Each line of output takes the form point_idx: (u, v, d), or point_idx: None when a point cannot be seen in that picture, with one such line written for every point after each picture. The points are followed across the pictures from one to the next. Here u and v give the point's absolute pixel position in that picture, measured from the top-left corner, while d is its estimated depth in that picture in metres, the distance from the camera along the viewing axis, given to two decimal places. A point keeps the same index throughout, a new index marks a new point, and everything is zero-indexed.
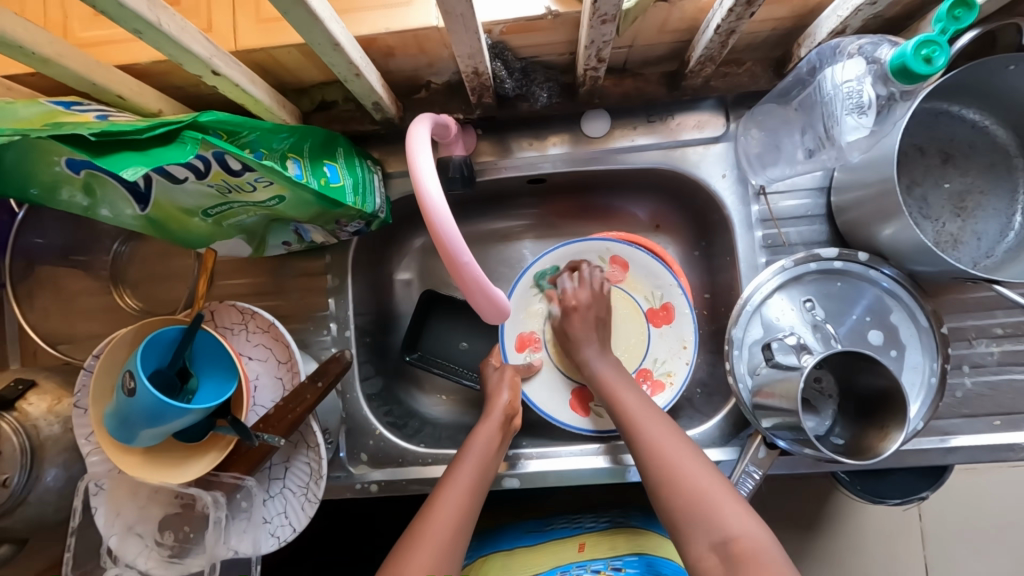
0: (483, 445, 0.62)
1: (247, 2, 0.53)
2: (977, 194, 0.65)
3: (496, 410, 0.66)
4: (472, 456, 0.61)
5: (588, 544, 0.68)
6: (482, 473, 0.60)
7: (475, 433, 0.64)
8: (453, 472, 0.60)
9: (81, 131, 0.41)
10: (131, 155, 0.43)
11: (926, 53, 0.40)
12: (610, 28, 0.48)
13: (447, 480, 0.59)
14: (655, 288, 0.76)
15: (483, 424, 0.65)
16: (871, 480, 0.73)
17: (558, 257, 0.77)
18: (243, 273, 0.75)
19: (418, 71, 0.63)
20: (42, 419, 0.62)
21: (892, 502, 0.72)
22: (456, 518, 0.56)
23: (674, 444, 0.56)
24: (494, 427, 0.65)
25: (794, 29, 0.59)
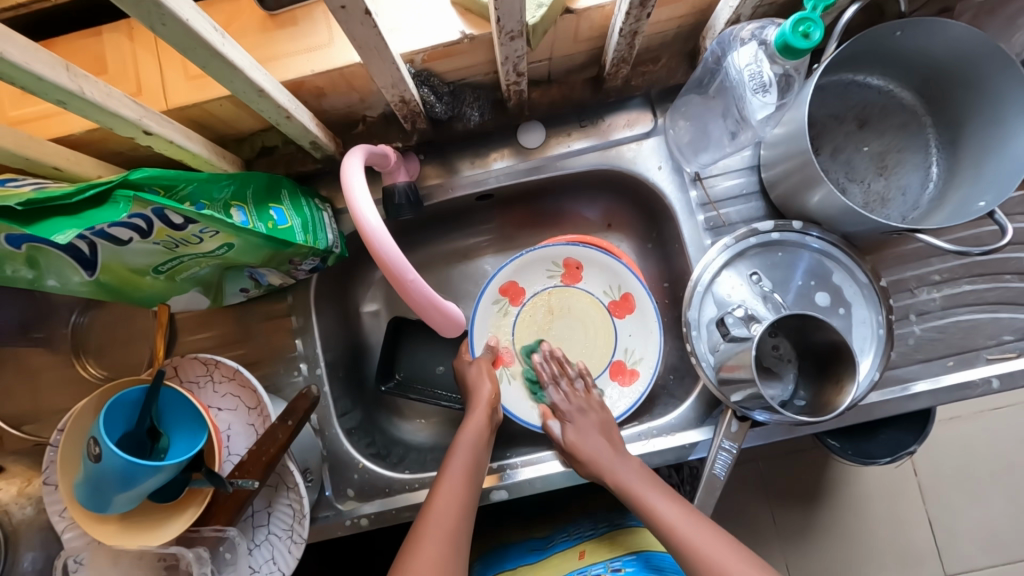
0: (471, 437, 0.65)
1: (174, 63, 0.55)
2: (895, 152, 0.69)
3: (482, 395, 0.69)
4: (461, 454, 0.63)
5: (588, 551, 0.67)
6: (474, 464, 0.63)
7: (463, 430, 0.66)
8: (447, 465, 0.63)
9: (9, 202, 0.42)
10: (62, 219, 0.44)
11: (804, 29, 0.44)
12: (520, 43, 0.51)
13: (441, 477, 0.61)
14: (611, 281, 0.78)
15: (472, 418, 0.67)
16: (860, 443, 0.75)
17: (517, 266, 0.79)
18: (207, 326, 0.74)
19: (352, 107, 0.65)
20: (12, 504, 0.63)
21: (882, 461, 0.74)
22: (457, 507, 0.59)
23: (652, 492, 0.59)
24: (483, 416, 0.67)
25: (698, 23, 0.64)
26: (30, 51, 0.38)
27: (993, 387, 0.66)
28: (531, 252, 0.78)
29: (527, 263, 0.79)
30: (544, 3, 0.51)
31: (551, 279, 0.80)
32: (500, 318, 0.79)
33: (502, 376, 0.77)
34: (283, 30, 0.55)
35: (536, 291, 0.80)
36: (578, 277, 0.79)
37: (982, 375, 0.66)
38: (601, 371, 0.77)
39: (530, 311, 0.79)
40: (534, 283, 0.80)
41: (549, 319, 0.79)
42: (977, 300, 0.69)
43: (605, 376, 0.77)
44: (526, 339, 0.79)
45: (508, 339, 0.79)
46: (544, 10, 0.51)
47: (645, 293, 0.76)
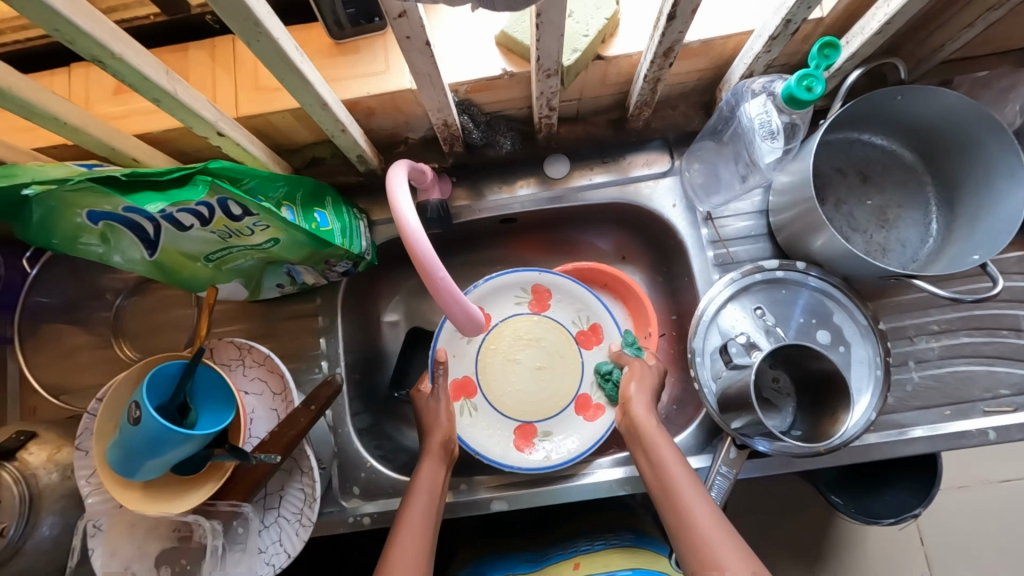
0: (428, 484, 0.63)
1: (247, 77, 0.62)
2: (896, 207, 0.74)
3: (433, 443, 0.68)
4: (419, 502, 0.61)
5: (582, 563, 0.68)
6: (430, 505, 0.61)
7: (418, 476, 0.64)
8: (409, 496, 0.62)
9: (115, 172, 0.48)
10: (151, 194, 0.50)
11: (807, 83, 0.49)
12: (555, 80, 0.57)
13: (400, 528, 0.58)
14: (580, 311, 0.81)
15: (425, 463, 0.65)
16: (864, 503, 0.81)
17: (487, 291, 0.80)
18: (240, 319, 0.80)
19: (396, 128, 0.72)
20: (41, 468, 0.66)
21: (885, 522, 0.79)
22: (419, 554, 0.56)
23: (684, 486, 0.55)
24: (436, 466, 0.65)
25: (716, 77, 0.70)
26: (142, 56, 0.44)
27: (988, 439, 0.68)
28: (501, 277, 0.80)
29: (495, 289, 0.81)
30: (578, 49, 0.58)
31: (519, 306, 0.81)
32: (461, 346, 0.79)
33: (463, 409, 0.77)
34: (345, 57, 0.62)
35: (503, 317, 0.81)
36: (547, 304, 0.81)
37: (978, 426, 0.68)
38: (565, 407, 0.78)
39: (495, 340, 0.80)
40: (502, 310, 0.81)
41: (514, 348, 0.80)
42: (974, 353, 0.72)
43: (570, 411, 0.78)
44: (489, 370, 0.79)
45: (468, 370, 0.79)
46: (578, 55, 0.58)
47: (613, 324, 0.80)
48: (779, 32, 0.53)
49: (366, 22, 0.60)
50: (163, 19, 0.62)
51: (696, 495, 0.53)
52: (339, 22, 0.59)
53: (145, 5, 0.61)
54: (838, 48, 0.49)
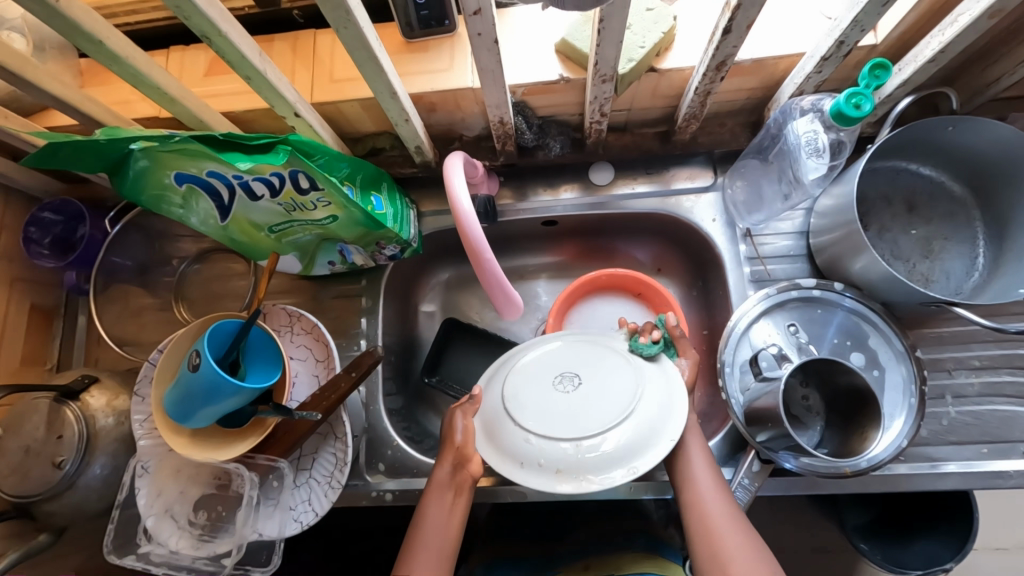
0: (442, 512, 0.59)
1: (324, 67, 0.68)
2: (941, 239, 0.73)
3: (438, 475, 0.60)
4: (426, 529, 0.58)
5: (592, 566, 0.70)
6: (440, 538, 0.58)
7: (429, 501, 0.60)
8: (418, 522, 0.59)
9: (213, 132, 0.53)
10: (239, 155, 0.54)
11: (855, 101, 0.51)
12: (609, 86, 0.60)
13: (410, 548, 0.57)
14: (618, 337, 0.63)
15: (430, 498, 0.60)
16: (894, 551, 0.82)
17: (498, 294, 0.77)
18: (289, 294, 0.85)
19: (453, 125, 0.76)
20: (100, 411, 0.71)
21: (913, 571, 0.79)
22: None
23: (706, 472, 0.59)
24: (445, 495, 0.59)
25: (765, 97, 0.72)
26: (244, 37, 0.50)
27: None
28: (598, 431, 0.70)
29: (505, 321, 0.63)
30: (634, 59, 0.61)
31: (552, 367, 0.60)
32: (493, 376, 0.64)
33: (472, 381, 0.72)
34: (414, 55, 0.67)
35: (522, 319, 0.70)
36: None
37: (1016, 467, 0.66)
38: None
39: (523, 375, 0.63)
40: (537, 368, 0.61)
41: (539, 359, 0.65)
42: (1016, 393, 0.70)
43: None
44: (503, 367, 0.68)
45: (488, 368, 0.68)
46: (633, 64, 0.61)
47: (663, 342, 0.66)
48: (831, 53, 0.55)
49: (437, 23, 0.65)
50: (256, 11, 0.68)
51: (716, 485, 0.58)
52: (411, 22, 0.64)
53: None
54: (889, 69, 0.51)
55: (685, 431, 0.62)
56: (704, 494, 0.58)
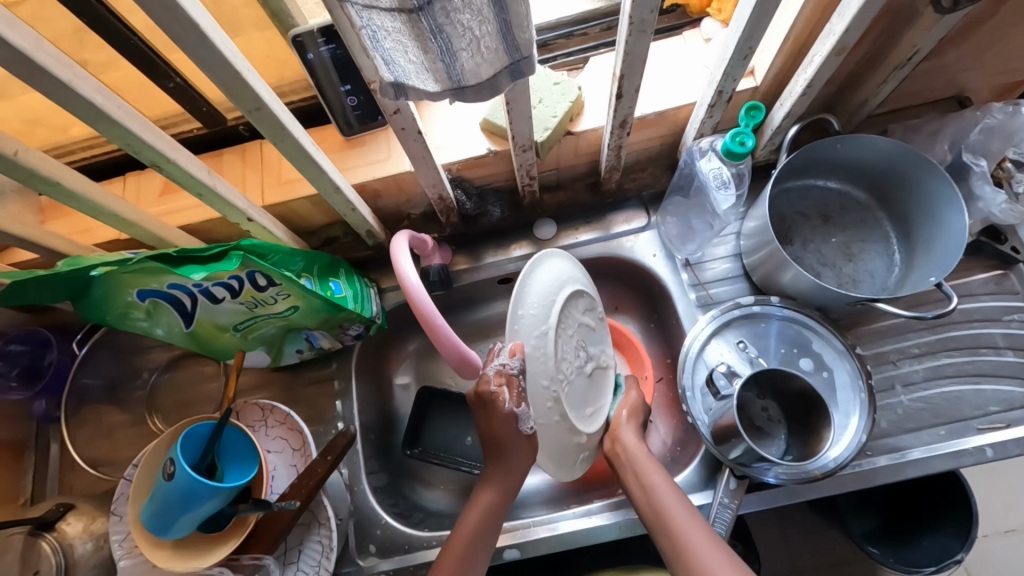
0: (477, 514, 0.63)
1: (271, 172, 0.73)
2: (859, 242, 0.80)
3: (496, 477, 0.65)
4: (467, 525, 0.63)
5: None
6: (488, 524, 0.63)
7: (470, 505, 0.64)
8: (464, 515, 0.64)
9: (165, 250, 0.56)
10: (192, 266, 0.58)
11: (739, 139, 0.63)
12: (530, 154, 0.67)
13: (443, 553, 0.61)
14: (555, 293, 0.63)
15: (483, 494, 0.65)
16: (903, 552, 0.84)
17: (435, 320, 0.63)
18: (263, 387, 0.86)
19: (400, 206, 0.82)
20: (78, 538, 0.69)
21: (928, 569, 0.80)
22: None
23: (685, 520, 0.58)
24: (491, 494, 0.64)
25: (675, 141, 0.80)
26: (191, 160, 0.55)
27: (986, 456, 0.69)
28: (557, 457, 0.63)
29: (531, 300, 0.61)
30: (548, 127, 0.68)
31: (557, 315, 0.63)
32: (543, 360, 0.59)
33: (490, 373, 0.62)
34: (354, 149, 0.73)
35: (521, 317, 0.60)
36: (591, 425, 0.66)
37: (974, 443, 0.70)
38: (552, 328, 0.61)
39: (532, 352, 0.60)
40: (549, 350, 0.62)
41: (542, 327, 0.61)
42: (957, 373, 0.74)
43: None
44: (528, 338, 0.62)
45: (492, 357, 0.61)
46: (549, 132, 0.68)
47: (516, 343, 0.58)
48: (715, 101, 0.63)
49: (371, 120, 0.71)
50: (203, 131, 0.74)
51: (692, 521, 0.58)
52: (350, 122, 0.71)
53: (190, 121, 0.73)
54: (759, 110, 0.65)
55: (655, 480, 0.63)
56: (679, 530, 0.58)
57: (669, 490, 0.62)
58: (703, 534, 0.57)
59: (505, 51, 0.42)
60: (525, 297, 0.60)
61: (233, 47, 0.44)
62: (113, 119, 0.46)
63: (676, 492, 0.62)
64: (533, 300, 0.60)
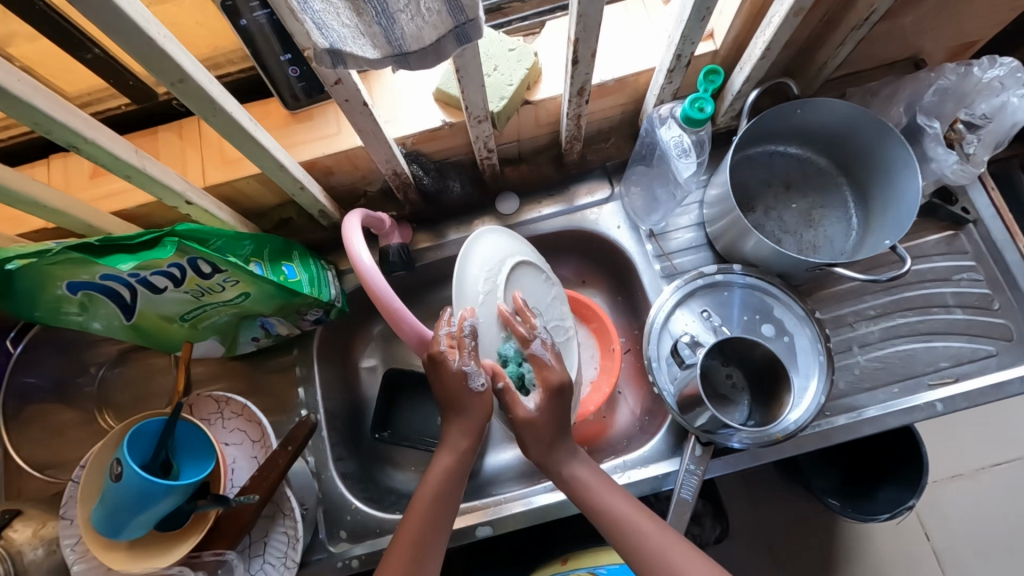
0: (441, 468, 0.60)
1: (211, 150, 0.68)
2: (818, 208, 0.81)
3: (455, 439, 0.61)
4: (430, 480, 0.59)
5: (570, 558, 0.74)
6: (448, 488, 0.59)
7: (435, 462, 0.61)
8: (427, 475, 0.60)
9: (92, 238, 0.52)
10: (124, 255, 0.54)
11: (699, 105, 0.61)
12: (486, 125, 0.64)
13: (406, 517, 0.58)
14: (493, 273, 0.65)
15: (438, 457, 0.60)
16: (863, 505, 0.88)
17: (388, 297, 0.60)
18: (220, 378, 0.83)
19: (355, 183, 0.78)
20: (26, 544, 0.66)
21: (882, 516, 0.84)
22: (417, 532, 0.57)
23: (616, 497, 0.59)
24: (453, 449, 0.60)
25: (637, 109, 0.78)
26: (114, 139, 0.50)
27: (936, 411, 0.72)
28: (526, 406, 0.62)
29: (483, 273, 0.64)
30: (504, 97, 0.65)
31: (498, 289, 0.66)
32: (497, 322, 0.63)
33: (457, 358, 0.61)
34: (301, 124, 0.69)
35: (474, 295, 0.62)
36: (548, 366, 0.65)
37: (925, 399, 0.72)
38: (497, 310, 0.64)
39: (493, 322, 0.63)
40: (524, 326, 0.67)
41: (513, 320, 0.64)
42: (910, 332, 0.77)
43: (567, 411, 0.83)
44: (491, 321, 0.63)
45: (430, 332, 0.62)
46: (505, 102, 0.65)
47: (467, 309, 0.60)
48: (674, 66, 0.62)
49: (316, 92, 0.67)
50: (133, 107, 0.69)
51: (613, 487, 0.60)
52: (294, 94, 0.67)
53: (117, 97, 0.68)
54: (717, 75, 0.65)
55: (568, 458, 0.62)
56: (617, 507, 0.58)
57: (601, 479, 0.61)
58: (639, 511, 0.58)
59: (449, 13, 0.39)
60: (473, 260, 0.64)
61: (146, 11, 0.40)
62: (15, 94, 0.41)
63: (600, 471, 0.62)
64: (482, 263, 0.64)
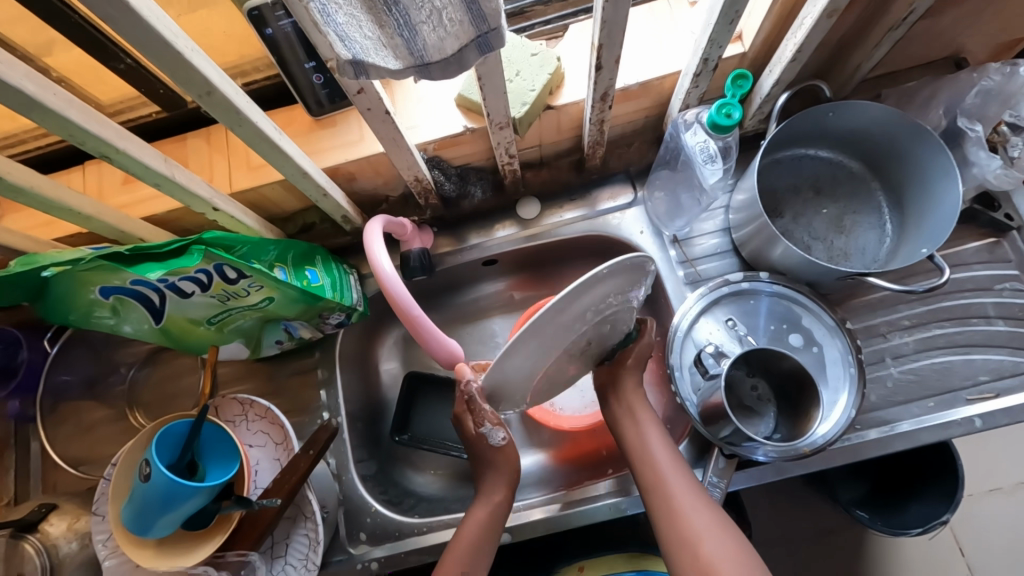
0: (481, 514, 0.64)
1: (237, 157, 0.69)
2: (850, 213, 0.78)
3: (498, 481, 0.67)
4: (469, 526, 0.63)
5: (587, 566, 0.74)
6: (485, 534, 0.63)
7: (475, 507, 0.65)
8: (465, 521, 0.64)
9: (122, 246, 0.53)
10: (153, 263, 0.56)
11: (726, 111, 0.60)
12: (508, 132, 0.64)
13: (450, 549, 0.62)
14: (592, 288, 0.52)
15: (476, 505, 0.65)
16: (893, 516, 0.85)
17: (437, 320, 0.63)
18: (245, 379, 0.84)
19: (377, 188, 0.79)
20: (62, 538, 0.68)
21: (913, 530, 0.81)
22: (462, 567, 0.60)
23: (683, 489, 0.61)
24: (494, 497, 0.65)
25: (661, 113, 0.77)
26: (143, 148, 0.52)
27: (975, 426, 0.69)
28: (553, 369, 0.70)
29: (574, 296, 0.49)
30: (527, 103, 0.64)
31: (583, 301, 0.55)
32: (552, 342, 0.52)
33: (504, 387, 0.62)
34: (324, 130, 0.70)
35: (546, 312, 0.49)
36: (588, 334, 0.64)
37: (963, 414, 0.69)
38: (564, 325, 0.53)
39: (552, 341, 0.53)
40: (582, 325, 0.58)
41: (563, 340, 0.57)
42: (948, 344, 0.74)
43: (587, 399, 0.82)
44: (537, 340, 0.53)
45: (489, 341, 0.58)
46: (527, 107, 0.65)
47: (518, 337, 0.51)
48: (701, 70, 0.60)
49: (339, 99, 0.67)
50: (163, 115, 0.70)
51: (682, 481, 0.62)
52: (318, 101, 0.67)
53: (149, 105, 0.69)
54: (747, 80, 0.62)
55: (653, 448, 0.65)
56: (675, 496, 0.60)
57: (672, 465, 0.63)
58: (694, 502, 0.60)
59: (470, 23, 0.38)
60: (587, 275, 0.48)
61: (174, 26, 0.40)
62: (49, 107, 0.42)
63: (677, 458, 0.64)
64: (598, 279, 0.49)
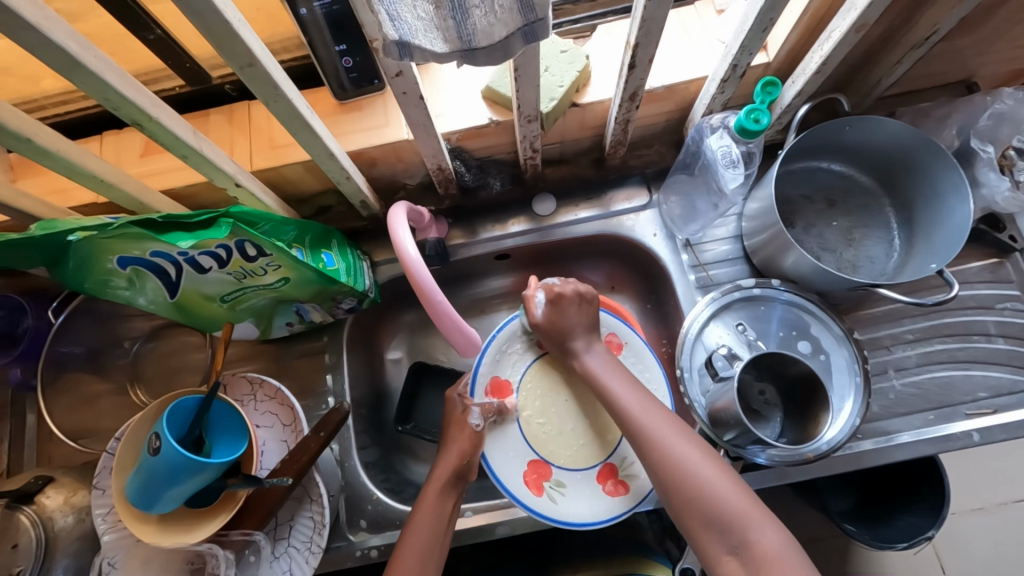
0: (429, 519, 0.61)
1: (260, 135, 0.69)
2: (860, 227, 0.79)
3: (439, 475, 0.64)
4: (421, 526, 0.61)
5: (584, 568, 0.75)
6: (437, 530, 0.61)
7: (421, 504, 0.63)
8: (413, 516, 0.63)
9: (152, 215, 0.54)
10: (180, 234, 0.56)
11: (754, 116, 0.61)
12: (535, 125, 0.64)
13: (402, 547, 0.60)
14: (644, 389, 0.72)
15: (426, 497, 0.63)
16: (879, 530, 0.85)
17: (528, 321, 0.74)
18: (252, 359, 0.84)
19: (396, 175, 0.79)
20: (58, 511, 0.67)
21: (898, 545, 0.82)
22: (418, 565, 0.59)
23: (679, 440, 0.58)
24: (436, 495, 0.63)
25: (682, 116, 0.78)
26: (174, 118, 0.51)
27: (972, 441, 0.70)
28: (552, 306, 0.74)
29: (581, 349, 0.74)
30: (555, 98, 0.65)
31: None
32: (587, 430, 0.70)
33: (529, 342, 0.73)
34: (349, 114, 0.70)
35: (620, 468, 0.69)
36: (618, 358, 0.74)
37: (963, 428, 0.71)
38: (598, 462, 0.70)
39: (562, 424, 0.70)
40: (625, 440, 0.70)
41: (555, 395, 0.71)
42: (949, 359, 0.75)
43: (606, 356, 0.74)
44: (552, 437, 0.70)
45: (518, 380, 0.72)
46: (555, 103, 0.65)
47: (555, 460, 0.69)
48: (729, 75, 0.61)
49: (367, 83, 0.67)
50: (187, 89, 0.70)
51: (681, 439, 0.58)
52: (343, 84, 0.67)
53: (172, 78, 0.69)
54: (777, 87, 0.64)
55: (616, 393, 0.63)
56: (670, 450, 0.57)
57: (661, 420, 0.60)
58: (696, 450, 0.57)
59: (519, 11, 0.39)
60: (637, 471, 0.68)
61: None
62: (90, 69, 0.42)
63: (655, 408, 0.61)
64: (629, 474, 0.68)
